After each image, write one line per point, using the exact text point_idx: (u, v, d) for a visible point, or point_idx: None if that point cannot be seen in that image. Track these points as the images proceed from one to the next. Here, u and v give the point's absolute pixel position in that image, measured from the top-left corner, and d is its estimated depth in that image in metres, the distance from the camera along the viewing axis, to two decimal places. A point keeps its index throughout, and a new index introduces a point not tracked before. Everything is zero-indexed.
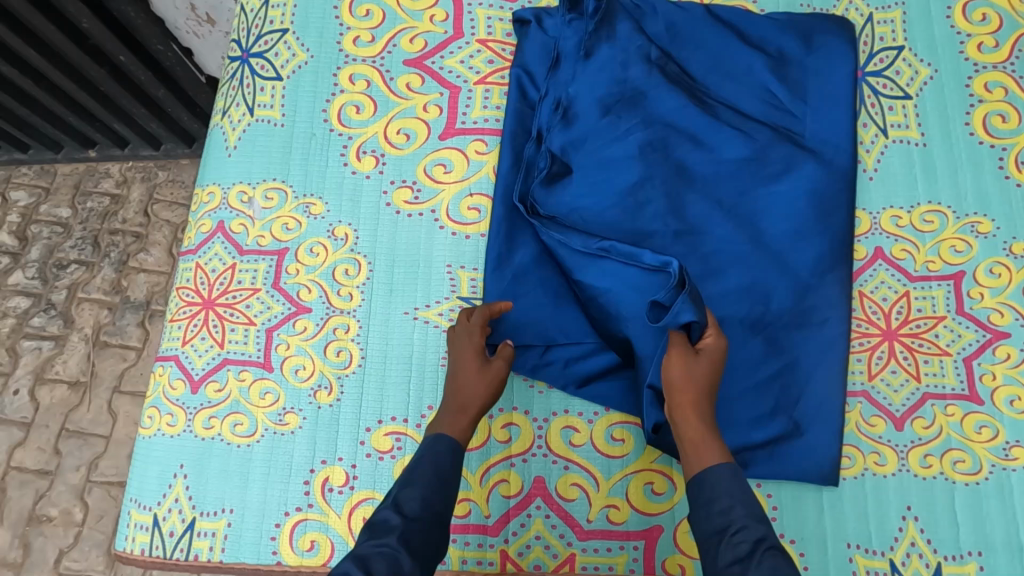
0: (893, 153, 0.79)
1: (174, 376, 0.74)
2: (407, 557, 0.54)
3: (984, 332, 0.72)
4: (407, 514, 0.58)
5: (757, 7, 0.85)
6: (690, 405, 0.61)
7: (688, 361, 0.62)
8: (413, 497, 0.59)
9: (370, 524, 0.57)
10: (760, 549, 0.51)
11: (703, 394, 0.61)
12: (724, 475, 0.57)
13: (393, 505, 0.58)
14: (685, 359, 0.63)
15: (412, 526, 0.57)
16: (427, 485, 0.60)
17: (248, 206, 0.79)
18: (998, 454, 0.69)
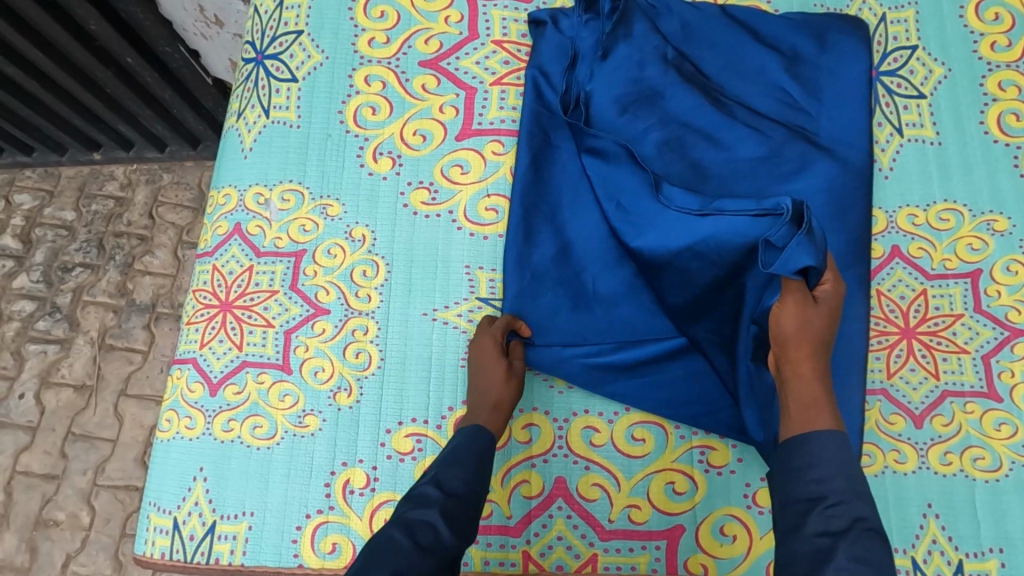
0: (909, 152, 0.78)
1: (192, 379, 0.74)
2: (445, 528, 0.56)
3: (1002, 329, 0.72)
4: (447, 490, 0.59)
5: (771, 7, 0.84)
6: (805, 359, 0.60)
7: (807, 317, 0.61)
8: (452, 478, 0.60)
9: (411, 498, 0.58)
10: (856, 528, 0.50)
11: (816, 349, 0.60)
12: (830, 441, 0.56)
13: (433, 481, 0.60)
14: (801, 312, 0.61)
15: (451, 501, 0.58)
16: (466, 466, 0.61)
17: (265, 208, 0.79)
18: (1017, 451, 0.69)
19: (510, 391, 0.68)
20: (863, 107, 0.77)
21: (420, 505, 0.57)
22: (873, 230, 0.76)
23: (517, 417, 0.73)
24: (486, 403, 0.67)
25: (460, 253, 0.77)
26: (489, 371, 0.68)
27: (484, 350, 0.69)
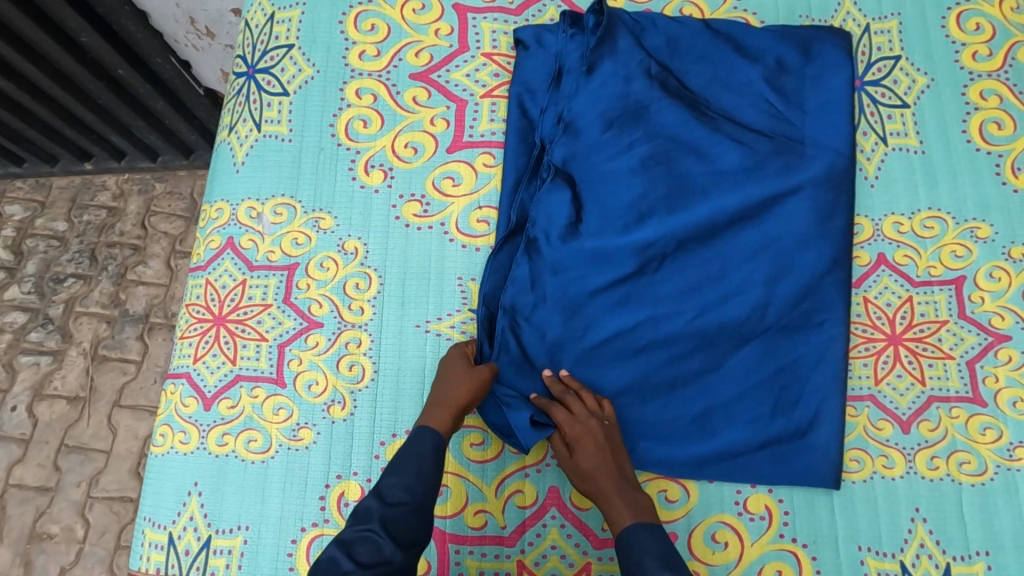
0: (893, 161, 0.79)
1: (185, 394, 0.75)
2: (387, 541, 0.58)
3: (986, 335, 0.73)
4: (388, 500, 0.61)
5: (756, 18, 0.85)
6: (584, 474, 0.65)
7: (580, 437, 0.66)
8: (391, 485, 0.62)
9: (355, 514, 0.61)
10: None
11: (600, 460, 0.65)
12: (639, 530, 0.61)
13: (376, 494, 0.62)
14: (578, 429, 0.67)
15: (393, 511, 0.60)
16: (407, 473, 0.62)
17: (257, 222, 0.79)
18: (1002, 455, 0.70)
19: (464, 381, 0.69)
20: (847, 118, 0.78)
21: (363, 521, 0.59)
22: (859, 238, 0.77)
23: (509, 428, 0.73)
24: (433, 401, 0.68)
25: (452, 266, 0.77)
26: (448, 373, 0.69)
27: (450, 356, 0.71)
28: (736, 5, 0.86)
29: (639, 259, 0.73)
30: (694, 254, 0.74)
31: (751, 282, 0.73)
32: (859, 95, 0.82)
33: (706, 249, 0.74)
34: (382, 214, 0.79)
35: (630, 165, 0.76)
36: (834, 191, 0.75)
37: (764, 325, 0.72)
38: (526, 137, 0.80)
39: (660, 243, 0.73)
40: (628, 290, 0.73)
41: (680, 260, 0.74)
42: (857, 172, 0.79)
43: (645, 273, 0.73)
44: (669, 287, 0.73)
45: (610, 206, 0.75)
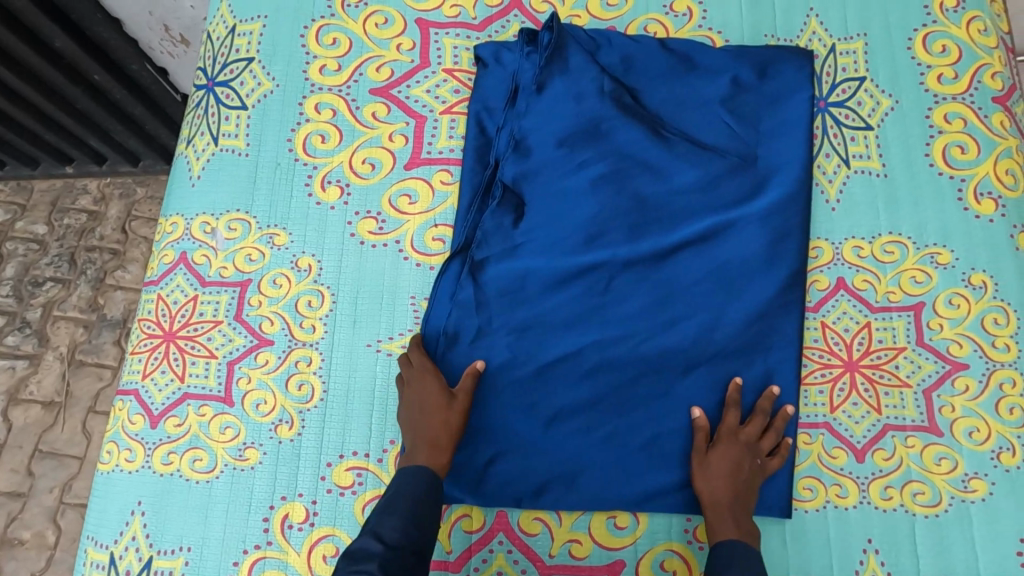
0: (854, 183, 0.78)
1: (133, 411, 0.74)
2: None
3: (943, 363, 0.72)
4: (388, 542, 0.59)
5: (721, 37, 0.85)
6: (718, 506, 0.66)
7: (724, 450, 0.68)
8: (393, 524, 0.60)
9: (351, 553, 0.58)
10: None
11: (725, 478, 0.66)
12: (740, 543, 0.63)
13: (372, 534, 0.60)
14: (728, 443, 0.68)
15: (392, 554, 0.59)
16: (405, 513, 0.62)
17: (211, 237, 0.78)
18: (957, 486, 0.69)
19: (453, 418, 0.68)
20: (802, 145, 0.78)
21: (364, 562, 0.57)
22: (818, 262, 0.77)
23: None
24: (423, 437, 0.67)
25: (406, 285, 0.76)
26: (424, 402, 0.68)
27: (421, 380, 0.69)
28: (700, 24, 0.85)
29: (587, 286, 0.74)
30: (646, 276, 0.74)
31: (702, 307, 0.73)
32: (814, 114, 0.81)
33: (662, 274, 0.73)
34: (337, 231, 0.78)
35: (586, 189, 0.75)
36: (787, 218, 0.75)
37: (714, 349, 0.72)
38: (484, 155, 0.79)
39: (611, 266, 0.74)
40: (581, 313, 0.73)
41: (630, 282, 0.74)
42: (817, 193, 0.79)
43: (596, 295, 0.73)
44: (621, 310, 0.73)
45: (564, 228, 0.75)
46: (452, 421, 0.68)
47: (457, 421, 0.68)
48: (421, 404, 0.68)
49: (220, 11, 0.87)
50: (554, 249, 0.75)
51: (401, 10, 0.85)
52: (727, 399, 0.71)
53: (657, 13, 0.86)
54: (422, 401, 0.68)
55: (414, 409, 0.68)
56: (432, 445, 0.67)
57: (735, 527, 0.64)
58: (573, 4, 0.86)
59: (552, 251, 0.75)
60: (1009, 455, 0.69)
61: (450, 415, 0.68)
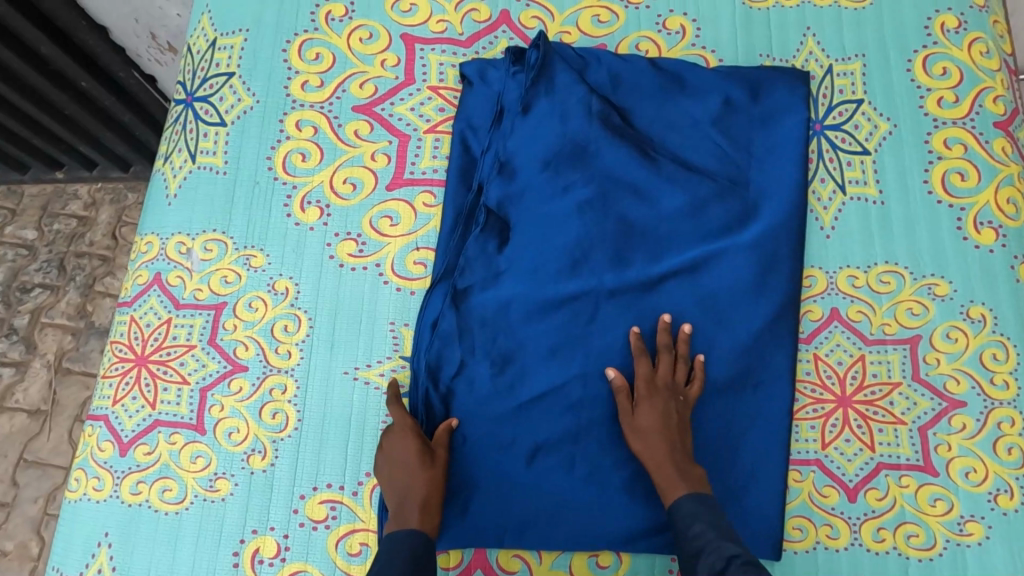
0: (849, 210, 0.76)
1: (102, 438, 0.71)
2: None
3: (940, 400, 0.69)
4: None
5: (715, 56, 0.82)
6: (659, 464, 0.64)
7: (648, 398, 0.66)
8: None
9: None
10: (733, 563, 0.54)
11: (659, 432, 0.65)
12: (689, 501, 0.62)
13: None
14: (650, 396, 0.67)
15: None
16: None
17: (186, 258, 0.76)
18: (952, 529, 0.66)
19: (437, 471, 0.66)
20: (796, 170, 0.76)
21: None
22: (810, 291, 0.74)
23: None
24: (413, 496, 0.64)
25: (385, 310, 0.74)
26: (406, 460, 0.65)
27: (395, 437, 0.67)
28: (694, 42, 0.83)
29: (571, 314, 0.71)
30: (633, 305, 0.72)
31: (690, 337, 0.71)
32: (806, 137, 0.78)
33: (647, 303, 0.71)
34: (315, 253, 0.76)
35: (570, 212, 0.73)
36: (778, 246, 0.73)
37: (701, 381, 0.70)
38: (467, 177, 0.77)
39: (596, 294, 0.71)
40: (564, 342, 0.71)
41: (616, 310, 0.71)
42: (810, 220, 0.76)
43: (581, 324, 0.71)
44: (607, 340, 0.71)
45: (548, 253, 0.73)
46: (438, 477, 0.65)
47: (440, 475, 0.66)
48: (402, 462, 0.65)
49: (201, 24, 0.85)
50: (537, 275, 0.72)
51: (386, 25, 0.83)
52: (635, 349, 0.69)
53: (649, 31, 0.83)
54: (403, 457, 0.65)
55: (394, 470, 0.65)
56: (422, 505, 0.64)
57: (683, 481, 0.63)
58: (563, 20, 0.84)
59: (535, 278, 0.72)
60: (1007, 497, 0.66)
61: (435, 470, 0.65)
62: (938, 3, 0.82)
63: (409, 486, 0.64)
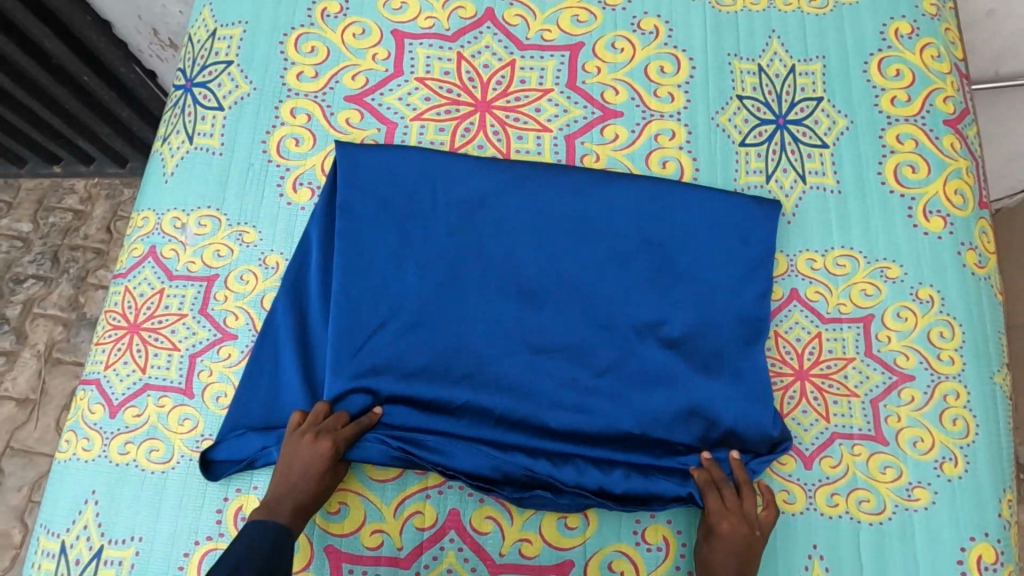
0: (703, 145, 0.84)
1: (93, 401, 0.74)
2: None
3: (891, 374, 0.74)
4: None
5: (686, 55, 0.88)
6: None
7: (724, 546, 0.66)
8: None
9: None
10: None
11: (738, 554, 0.65)
12: None
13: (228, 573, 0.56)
14: (728, 522, 0.66)
15: None
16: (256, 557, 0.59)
17: (181, 232, 0.80)
18: (900, 495, 0.70)
19: (320, 449, 0.66)
20: (693, 113, 0.85)
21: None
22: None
23: None
24: (290, 493, 0.66)
25: (368, 260, 0.75)
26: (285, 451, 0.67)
27: (302, 485, 0.66)
28: (667, 42, 0.88)
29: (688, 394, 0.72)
30: (610, 278, 0.75)
31: (658, 308, 0.74)
32: (766, 131, 0.84)
33: (595, 294, 0.75)
34: (386, 179, 0.77)
35: (446, 464, 0.70)
36: None
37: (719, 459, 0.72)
38: (435, 188, 0.78)
39: (722, 392, 0.72)
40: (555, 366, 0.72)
41: (594, 283, 0.75)
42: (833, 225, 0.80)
43: (555, 296, 0.75)
44: (583, 305, 0.74)
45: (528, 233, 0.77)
46: (320, 448, 0.66)
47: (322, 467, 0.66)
48: (277, 493, 0.66)
49: (203, 17, 0.91)
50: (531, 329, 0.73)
51: (379, 22, 0.88)
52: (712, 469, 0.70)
53: (625, 31, 0.89)
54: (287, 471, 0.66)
55: (285, 472, 0.66)
56: (296, 506, 0.65)
57: None
58: (545, 19, 0.89)
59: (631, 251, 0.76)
60: (952, 464, 0.71)
61: (314, 462, 0.66)
62: (892, 12, 0.88)
63: (279, 484, 0.66)
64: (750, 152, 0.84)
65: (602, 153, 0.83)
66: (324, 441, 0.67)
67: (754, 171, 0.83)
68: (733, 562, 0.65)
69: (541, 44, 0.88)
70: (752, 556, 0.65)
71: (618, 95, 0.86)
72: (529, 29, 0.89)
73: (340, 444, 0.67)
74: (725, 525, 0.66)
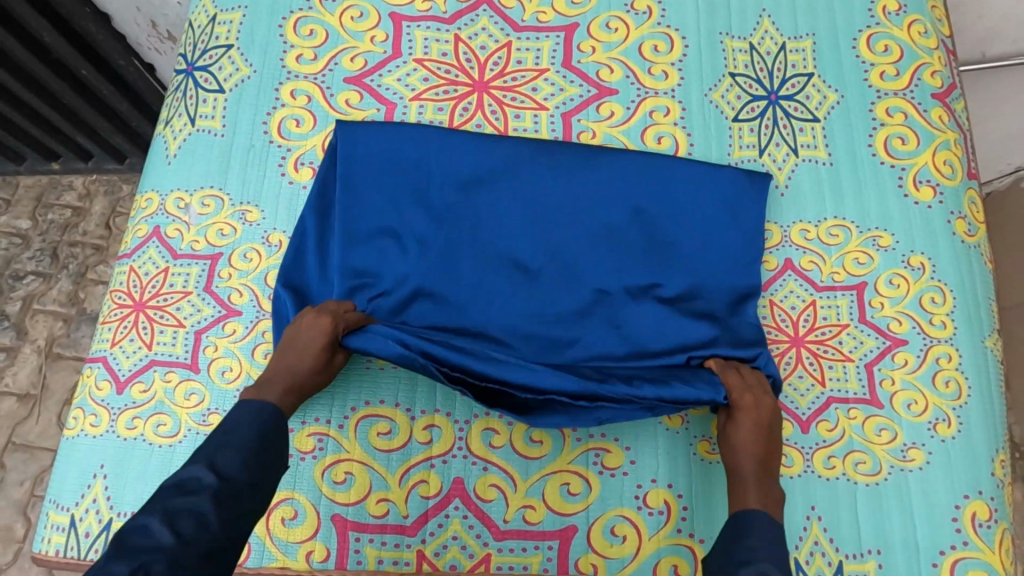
0: (696, 121, 0.85)
1: (100, 378, 0.75)
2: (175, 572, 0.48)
3: (884, 339, 0.76)
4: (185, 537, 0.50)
5: (679, 34, 0.89)
6: (745, 482, 0.65)
7: (747, 412, 0.68)
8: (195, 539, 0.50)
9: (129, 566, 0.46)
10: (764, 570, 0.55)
11: (759, 442, 0.67)
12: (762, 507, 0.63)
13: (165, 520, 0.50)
14: (751, 413, 0.68)
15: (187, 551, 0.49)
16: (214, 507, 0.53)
17: (184, 212, 0.81)
18: (896, 456, 0.72)
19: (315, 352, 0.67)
20: (686, 90, 0.87)
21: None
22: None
23: (327, 453, 0.72)
24: (285, 379, 0.66)
25: (369, 236, 0.76)
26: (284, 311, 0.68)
27: (298, 382, 0.67)
28: (660, 22, 0.90)
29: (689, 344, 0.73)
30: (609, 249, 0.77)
31: (656, 278, 0.76)
32: (759, 107, 0.86)
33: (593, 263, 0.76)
34: (385, 151, 0.78)
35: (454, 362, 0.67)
36: None
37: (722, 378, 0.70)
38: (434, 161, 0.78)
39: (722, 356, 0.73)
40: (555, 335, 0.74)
41: (593, 255, 0.76)
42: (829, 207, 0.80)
43: (554, 267, 0.76)
44: (582, 276, 0.76)
45: (527, 206, 0.78)
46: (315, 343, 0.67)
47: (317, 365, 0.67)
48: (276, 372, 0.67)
49: (203, 2, 0.92)
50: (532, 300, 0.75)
51: (376, 5, 0.90)
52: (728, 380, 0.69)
53: (619, 11, 0.90)
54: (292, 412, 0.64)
55: (285, 353, 0.68)
56: (286, 387, 0.66)
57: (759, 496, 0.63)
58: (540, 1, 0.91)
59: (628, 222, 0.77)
60: (945, 425, 0.73)
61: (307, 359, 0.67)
62: None
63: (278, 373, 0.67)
64: (743, 127, 0.85)
65: (598, 130, 0.85)
66: (323, 317, 0.68)
67: (747, 145, 0.84)
68: (754, 462, 0.66)
69: (537, 25, 0.89)
70: (767, 442, 0.67)
71: (613, 74, 0.87)
72: (525, 11, 0.90)
73: (338, 320, 0.69)
74: (748, 398, 0.68)
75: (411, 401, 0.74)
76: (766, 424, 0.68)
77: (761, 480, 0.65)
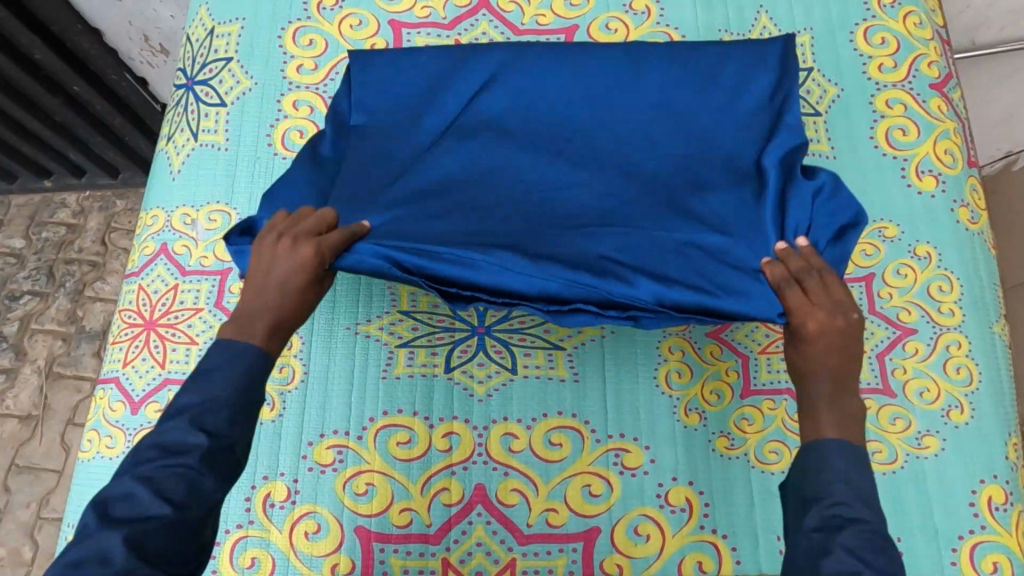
0: None
1: (114, 399, 0.75)
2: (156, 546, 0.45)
3: (894, 329, 0.76)
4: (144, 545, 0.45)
5: (677, 32, 0.90)
6: (813, 401, 0.57)
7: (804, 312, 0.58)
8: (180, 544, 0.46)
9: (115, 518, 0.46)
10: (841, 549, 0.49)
11: (834, 346, 0.57)
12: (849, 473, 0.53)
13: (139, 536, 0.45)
14: (814, 305, 0.58)
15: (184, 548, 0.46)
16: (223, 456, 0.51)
17: (191, 228, 0.80)
18: (911, 444, 0.73)
19: (301, 256, 0.56)
20: None
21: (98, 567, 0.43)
22: None
23: (349, 465, 0.72)
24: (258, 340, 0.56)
25: None
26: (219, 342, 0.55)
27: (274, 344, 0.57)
28: (658, 20, 0.90)
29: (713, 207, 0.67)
30: None
31: None
32: None
33: None
34: None
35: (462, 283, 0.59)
36: None
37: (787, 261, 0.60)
38: None
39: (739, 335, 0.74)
40: None
41: None
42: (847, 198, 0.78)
43: None
44: None
45: None
46: (302, 257, 0.57)
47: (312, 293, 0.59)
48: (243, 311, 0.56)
49: (199, 15, 0.91)
50: None
51: (375, 13, 0.90)
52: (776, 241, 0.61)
53: (617, 12, 0.90)
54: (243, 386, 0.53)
55: (260, 281, 0.57)
56: (274, 323, 0.56)
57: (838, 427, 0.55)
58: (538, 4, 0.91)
59: None
60: (957, 412, 0.74)
61: (296, 297, 0.58)
62: None
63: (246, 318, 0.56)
64: None
65: None
66: (303, 246, 0.57)
67: None
68: (833, 415, 0.56)
69: (536, 28, 0.90)
70: (839, 360, 0.57)
71: None
72: (524, 14, 0.90)
73: (322, 252, 0.57)
74: (811, 321, 0.57)
75: (428, 409, 0.74)
76: (839, 343, 0.57)
77: (837, 410, 0.56)
